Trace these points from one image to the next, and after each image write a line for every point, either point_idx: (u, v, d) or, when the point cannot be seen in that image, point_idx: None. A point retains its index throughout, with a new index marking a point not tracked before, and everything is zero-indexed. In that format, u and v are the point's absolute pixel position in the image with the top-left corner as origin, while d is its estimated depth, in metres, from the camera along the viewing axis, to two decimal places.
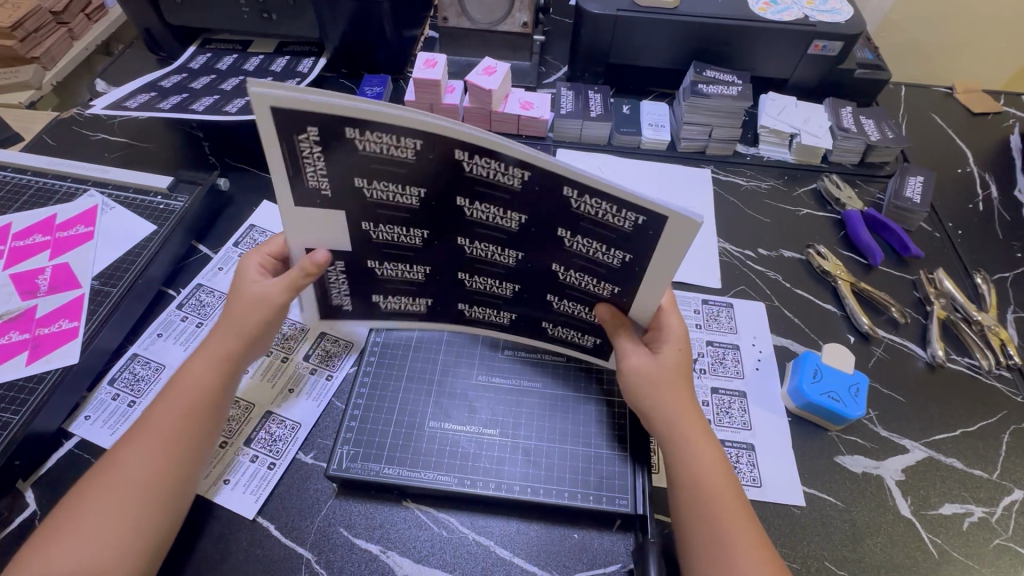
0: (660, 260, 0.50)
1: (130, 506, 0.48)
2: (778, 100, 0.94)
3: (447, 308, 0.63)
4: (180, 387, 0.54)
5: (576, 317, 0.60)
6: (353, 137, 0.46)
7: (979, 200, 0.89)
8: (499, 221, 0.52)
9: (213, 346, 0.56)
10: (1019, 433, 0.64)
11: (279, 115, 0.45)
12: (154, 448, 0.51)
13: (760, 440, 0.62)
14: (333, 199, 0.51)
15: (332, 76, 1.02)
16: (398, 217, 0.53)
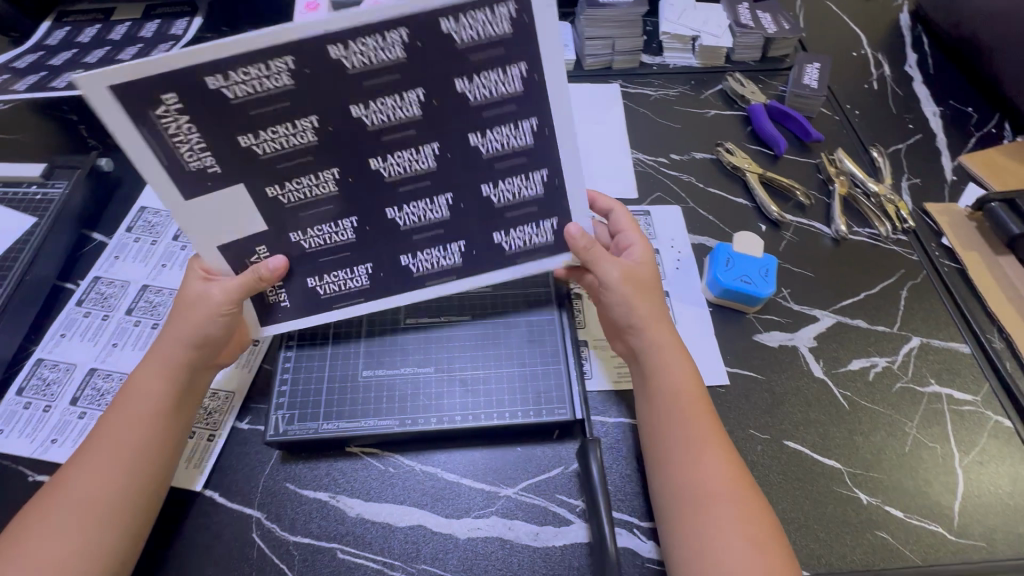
0: (556, 79, 0.48)
1: (74, 525, 0.46)
2: (676, 4, 0.93)
3: (391, 270, 0.56)
4: (128, 399, 0.52)
5: (522, 215, 0.54)
6: (219, 83, 0.43)
7: (874, 79, 0.92)
8: (401, 111, 0.47)
9: (156, 354, 0.53)
10: (916, 288, 0.70)
11: (125, 94, 0.42)
12: (97, 460, 0.49)
13: (685, 332, 0.65)
14: (224, 171, 0.47)
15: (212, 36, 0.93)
16: (302, 165, 0.48)
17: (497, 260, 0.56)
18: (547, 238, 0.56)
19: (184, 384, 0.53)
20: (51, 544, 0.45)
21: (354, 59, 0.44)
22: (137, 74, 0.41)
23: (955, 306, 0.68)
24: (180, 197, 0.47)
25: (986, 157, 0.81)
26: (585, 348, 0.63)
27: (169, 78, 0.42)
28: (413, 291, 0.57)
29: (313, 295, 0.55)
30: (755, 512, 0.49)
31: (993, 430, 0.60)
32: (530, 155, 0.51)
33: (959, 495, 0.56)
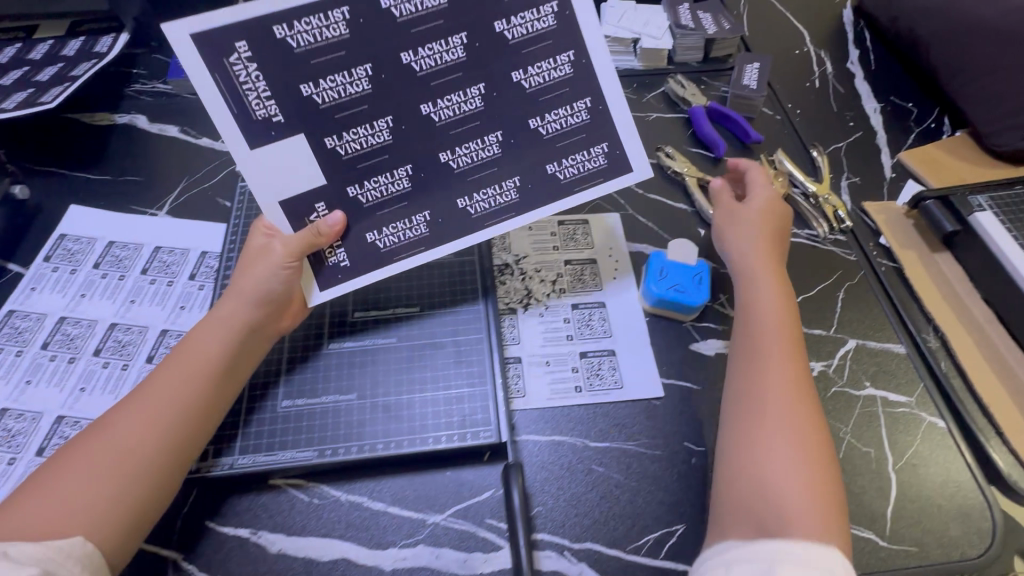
0: (597, 49, 0.56)
1: (106, 470, 0.47)
2: (616, 6, 0.92)
3: (449, 215, 0.59)
4: (189, 349, 0.53)
5: (572, 144, 0.59)
6: (284, 34, 0.49)
7: (815, 77, 0.92)
8: (443, 57, 0.53)
9: (220, 314, 0.55)
10: (853, 289, 0.69)
11: (202, 42, 0.48)
12: (138, 411, 0.50)
13: (620, 344, 0.64)
14: (287, 124, 0.52)
15: (143, 53, 0.91)
16: (358, 114, 0.53)
17: (547, 193, 0.61)
18: (600, 163, 0.61)
19: (245, 344, 0.55)
20: (82, 483, 0.46)
21: (399, 6, 0.50)
22: (224, 24, 0.48)
23: (891, 307, 0.68)
24: (246, 145, 0.51)
25: (924, 154, 0.81)
26: (517, 364, 0.62)
27: (241, 27, 0.48)
28: (473, 232, 0.60)
29: (372, 248, 0.58)
30: (818, 465, 0.49)
31: (925, 431, 0.60)
32: (571, 84, 0.57)
33: (891, 500, 0.56)
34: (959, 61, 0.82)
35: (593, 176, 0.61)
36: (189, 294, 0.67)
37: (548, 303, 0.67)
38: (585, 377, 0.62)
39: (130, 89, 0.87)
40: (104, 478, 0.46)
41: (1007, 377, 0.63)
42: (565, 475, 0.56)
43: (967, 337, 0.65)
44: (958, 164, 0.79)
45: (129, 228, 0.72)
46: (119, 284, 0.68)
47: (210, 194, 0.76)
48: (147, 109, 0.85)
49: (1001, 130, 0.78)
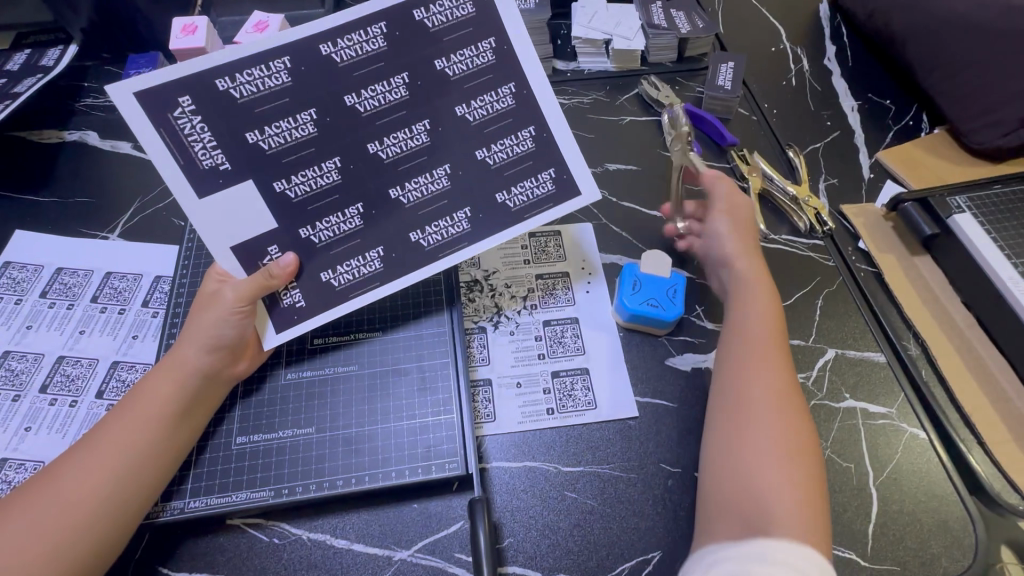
0: (536, 77, 0.56)
1: (50, 523, 0.44)
2: (587, 6, 0.89)
3: (404, 251, 0.56)
4: (140, 396, 0.50)
5: (522, 174, 0.58)
6: (227, 86, 0.48)
7: (792, 75, 0.89)
8: (387, 95, 0.52)
9: (172, 359, 0.52)
10: (831, 296, 0.68)
11: (146, 99, 0.47)
12: (89, 459, 0.47)
13: (594, 362, 0.62)
14: (235, 171, 0.50)
15: (94, 65, 0.88)
16: (304, 157, 0.52)
17: (504, 220, 0.58)
18: (550, 187, 0.59)
19: (197, 390, 0.51)
20: (40, 528, 0.44)
21: (340, 51, 0.51)
22: (162, 82, 0.47)
23: (872, 314, 0.66)
24: (194, 193, 0.50)
25: (903, 152, 0.79)
26: (486, 387, 0.60)
27: (182, 82, 0.48)
28: (430, 265, 0.57)
29: (328, 288, 0.55)
30: (798, 432, 0.50)
31: (907, 443, 0.58)
32: (517, 115, 0.56)
33: (873, 518, 0.54)
34: (936, 56, 0.80)
35: (546, 202, 0.59)
36: (141, 322, 0.64)
37: (518, 321, 0.64)
38: (558, 398, 0.60)
39: (80, 103, 0.83)
40: (62, 526, 0.44)
41: (991, 385, 0.61)
42: (538, 503, 0.54)
43: (949, 344, 0.64)
44: (937, 164, 0.77)
45: (79, 253, 0.69)
46: (67, 314, 0.64)
47: (165, 214, 0.72)
48: (98, 125, 0.81)
49: (978, 127, 0.76)
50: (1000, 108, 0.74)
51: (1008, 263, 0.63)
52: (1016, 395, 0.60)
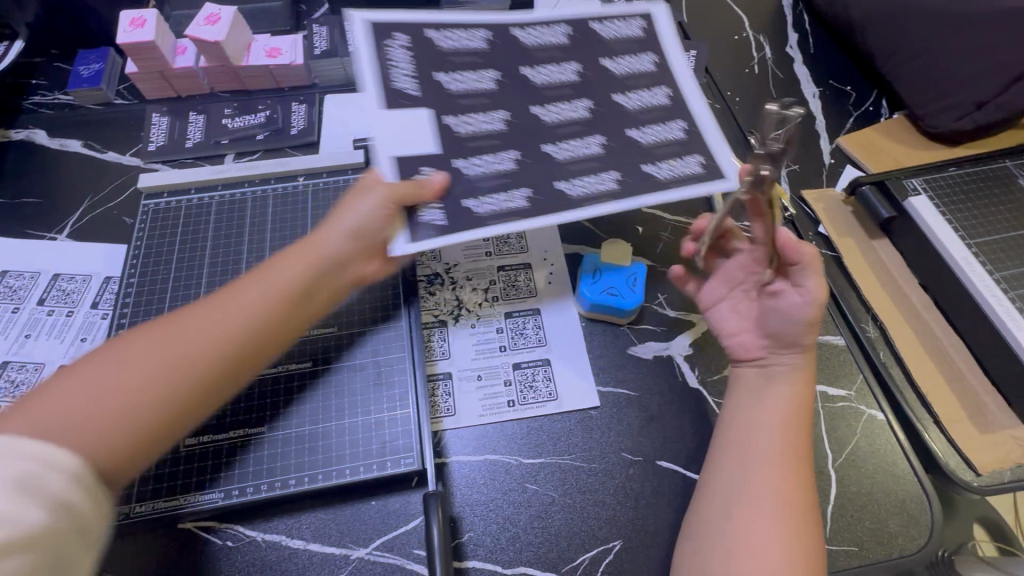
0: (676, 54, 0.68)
1: (161, 373, 0.43)
2: None
3: (547, 193, 0.57)
4: (275, 268, 0.50)
5: (654, 116, 0.63)
6: (434, 36, 0.64)
7: (754, 63, 0.90)
8: (555, 69, 0.65)
9: (306, 246, 0.52)
10: None
11: (371, 25, 0.63)
12: (223, 313, 0.47)
13: (555, 353, 0.62)
14: (421, 100, 0.59)
15: (42, 61, 0.84)
16: (479, 105, 0.61)
17: (637, 149, 0.60)
18: (698, 169, 0.59)
19: (296, 292, 0.50)
20: (89, 402, 0.40)
21: (444, 40, 0.64)
22: (387, 21, 0.64)
23: (831, 298, 0.67)
24: (380, 102, 0.58)
25: (863, 138, 0.79)
26: (445, 381, 0.59)
27: (400, 23, 0.63)
28: (578, 211, 0.56)
29: (467, 213, 0.55)
30: (798, 534, 0.45)
31: (865, 424, 0.59)
32: (654, 77, 0.66)
33: (831, 499, 0.55)
34: (892, 42, 0.81)
35: (682, 148, 0.61)
36: (90, 324, 0.62)
37: (478, 313, 0.64)
38: (519, 390, 0.59)
39: (28, 101, 0.81)
40: (109, 411, 0.40)
41: (948, 364, 0.61)
42: (498, 496, 0.54)
43: (907, 326, 0.64)
44: (896, 148, 0.78)
45: (25, 255, 0.67)
46: (12, 317, 0.62)
47: (115, 213, 0.70)
48: (47, 123, 0.79)
49: (934, 112, 0.77)
50: (954, 92, 0.75)
51: (962, 244, 0.64)
52: (971, 374, 0.61)
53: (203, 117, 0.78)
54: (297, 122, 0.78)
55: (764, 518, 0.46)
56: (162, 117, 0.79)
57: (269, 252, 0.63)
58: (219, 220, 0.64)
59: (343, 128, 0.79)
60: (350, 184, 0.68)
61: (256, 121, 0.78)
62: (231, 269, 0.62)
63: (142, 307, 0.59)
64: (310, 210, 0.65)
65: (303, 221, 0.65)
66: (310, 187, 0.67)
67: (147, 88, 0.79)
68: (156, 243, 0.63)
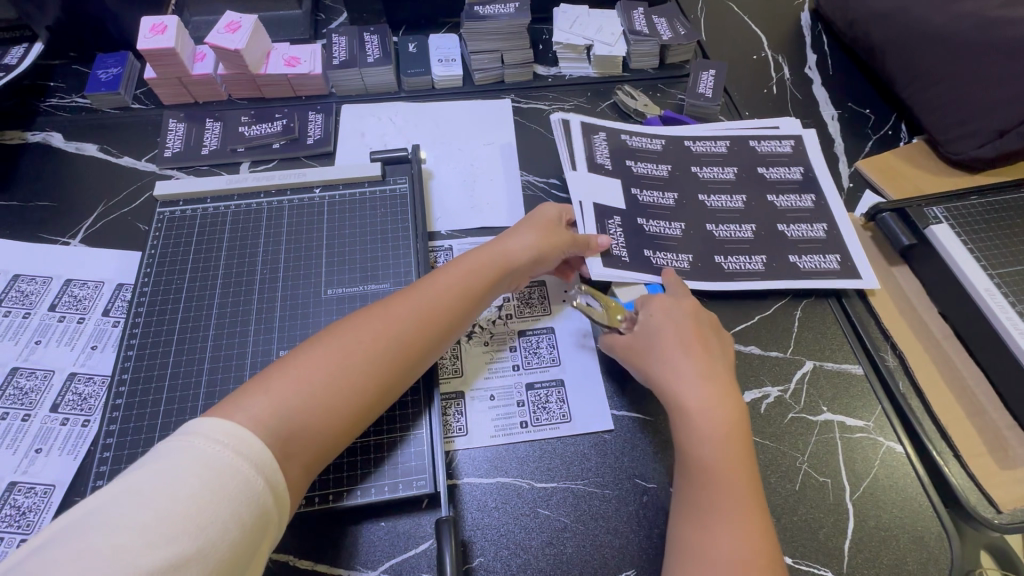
0: (812, 147, 0.78)
1: (350, 368, 0.47)
2: (570, 11, 0.88)
3: (707, 265, 0.67)
4: (449, 275, 0.56)
5: (792, 204, 0.72)
6: (626, 138, 0.76)
7: (773, 84, 0.89)
8: (770, 169, 0.75)
9: (485, 254, 0.58)
10: (809, 307, 0.67)
11: (584, 127, 0.76)
12: (417, 312, 0.52)
13: (569, 374, 0.61)
14: (613, 171, 0.72)
15: (61, 64, 0.85)
16: (714, 172, 0.74)
17: (783, 237, 0.70)
18: (834, 266, 0.68)
19: (465, 303, 0.55)
20: (301, 392, 0.44)
21: (632, 141, 0.76)
22: (596, 124, 0.77)
23: (849, 324, 0.66)
24: (588, 170, 0.72)
25: (881, 162, 0.79)
26: (459, 400, 0.59)
27: (608, 128, 0.76)
28: (725, 283, 0.66)
29: (648, 262, 0.66)
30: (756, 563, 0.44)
31: (884, 457, 0.58)
32: (790, 158, 0.77)
33: (849, 534, 0.53)
34: (911, 67, 0.81)
35: (815, 220, 0.71)
36: (101, 331, 0.62)
37: (491, 330, 0.63)
38: (532, 411, 0.58)
39: (46, 103, 0.81)
40: (308, 396, 0.45)
41: (968, 398, 0.60)
42: (509, 520, 0.53)
43: (927, 356, 0.63)
44: (915, 174, 0.77)
45: (39, 260, 0.66)
46: (23, 323, 0.62)
47: (129, 219, 0.70)
48: (62, 126, 0.79)
49: (955, 139, 0.76)
50: (976, 119, 0.74)
51: (985, 275, 0.63)
52: (992, 408, 0.59)
53: (220, 124, 0.78)
54: (314, 131, 0.78)
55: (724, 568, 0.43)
56: (179, 122, 0.79)
57: (284, 263, 0.62)
58: (234, 230, 0.64)
59: (359, 138, 0.79)
60: (366, 196, 0.67)
61: (274, 130, 0.78)
62: (245, 280, 0.61)
63: (154, 316, 0.59)
64: (325, 224, 0.65)
65: (319, 234, 0.64)
66: (326, 200, 0.67)
67: (164, 93, 0.80)
68: (171, 252, 0.63)
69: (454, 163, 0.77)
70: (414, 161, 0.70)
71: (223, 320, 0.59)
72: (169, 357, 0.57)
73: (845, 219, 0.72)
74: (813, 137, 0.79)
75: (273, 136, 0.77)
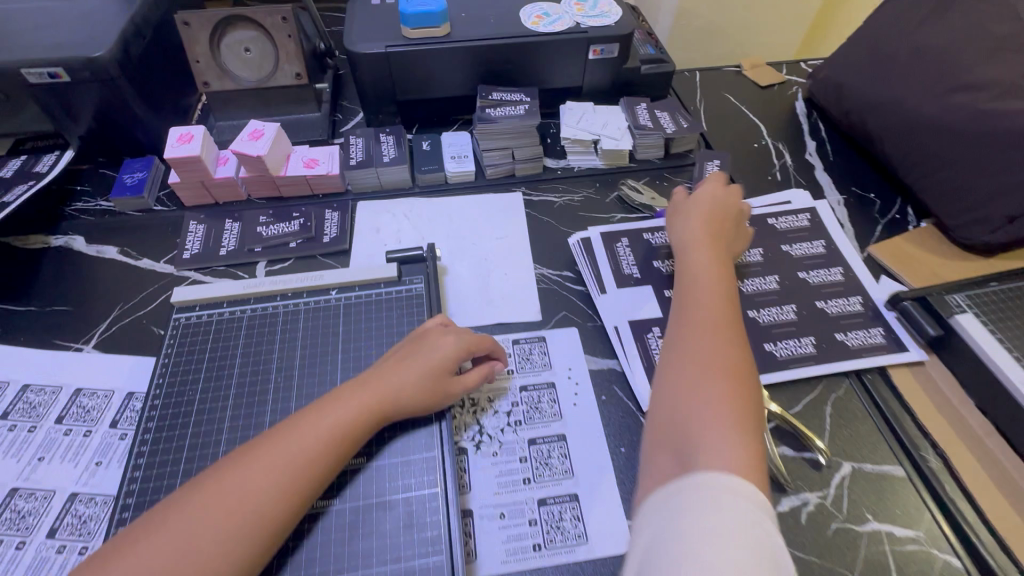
0: (829, 223, 0.79)
1: (222, 530, 0.43)
2: (576, 108, 0.92)
3: (760, 355, 0.66)
4: (313, 418, 0.50)
5: (824, 278, 0.73)
6: (649, 238, 0.79)
7: (776, 170, 0.92)
8: (796, 246, 0.76)
9: (365, 390, 0.53)
10: (840, 402, 0.64)
11: (607, 236, 0.79)
12: (274, 466, 0.46)
13: (584, 487, 0.58)
14: (642, 278, 0.74)
15: (88, 168, 0.89)
16: (741, 255, 0.75)
17: (823, 316, 0.69)
18: (881, 340, 0.67)
19: (340, 442, 0.50)
20: (174, 565, 0.41)
21: (656, 240, 0.78)
22: (617, 230, 0.79)
23: (884, 420, 0.63)
24: (615, 283, 0.73)
25: (894, 248, 0.79)
26: (468, 520, 0.55)
27: (628, 231, 0.79)
28: (781, 372, 0.65)
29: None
30: (760, 474, 0.42)
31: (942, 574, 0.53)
32: (810, 232, 0.78)
33: None
34: (914, 154, 0.83)
35: (850, 291, 0.72)
36: (108, 446, 0.59)
37: (499, 440, 0.60)
38: (544, 531, 0.55)
39: (72, 207, 0.83)
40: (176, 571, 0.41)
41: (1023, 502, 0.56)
42: None
43: (970, 455, 0.60)
44: (929, 259, 0.77)
45: (49, 368, 0.65)
46: (27, 438, 0.60)
47: (144, 322, 0.70)
48: (85, 229, 0.81)
49: (965, 223, 0.77)
50: (985, 205, 0.75)
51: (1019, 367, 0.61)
52: None
53: (239, 224, 0.80)
54: (330, 230, 0.80)
55: (717, 422, 0.45)
56: (199, 224, 0.81)
57: (299, 370, 0.61)
58: (249, 334, 0.63)
59: (374, 235, 0.80)
60: (382, 297, 0.67)
61: (291, 229, 0.79)
62: (258, 390, 0.59)
63: (163, 432, 0.57)
64: (341, 326, 0.64)
65: (333, 337, 0.63)
66: (341, 301, 0.67)
67: (186, 196, 0.82)
68: (184, 360, 0.62)
69: (466, 257, 0.78)
70: (429, 260, 0.71)
71: (234, 435, 0.56)
72: (177, 476, 0.54)
73: (879, 292, 0.72)
74: (829, 212, 0.81)
75: (291, 235, 0.78)
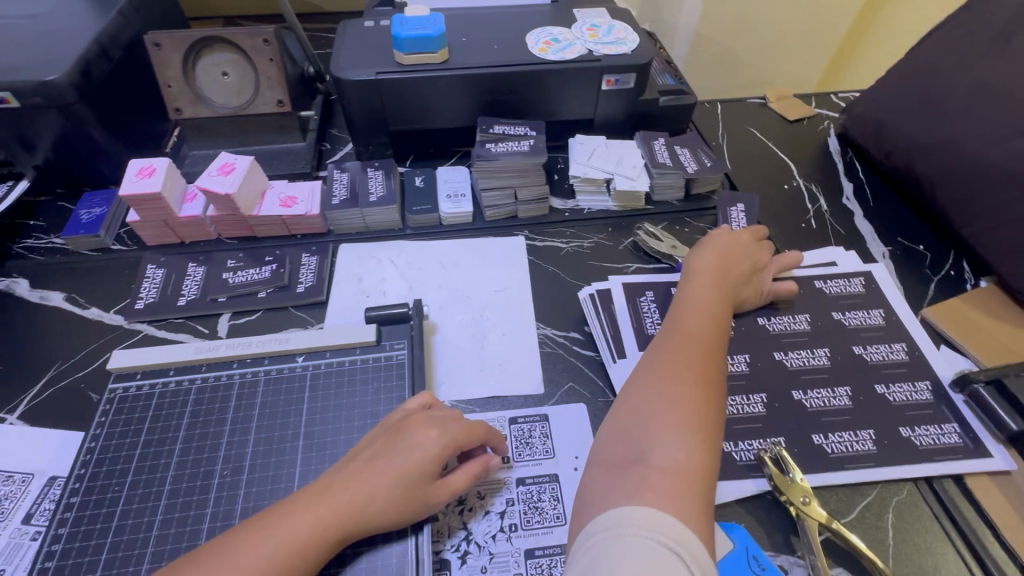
0: (888, 289, 0.69)
1: None
2: (586, 143, 0.83)
3: (806, 448, 0.55)
4: (256, 537, 0.39)
5: (884, 356, 0.62)
6: (678, 291, 0.69)
7: (810, 216, 0.82)
8: (852, 317, 0.66)
9: (326, 500, 0.42)
10: (903, 509, 0.53)
11: (629, 287, 0.69)
12: None
13: None
14: None
15: (47, 201, 0.80)
16: (785, 323, 0.65)
17: (884, 406, 0.58)
18: (957, 440, 0.56)
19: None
20: None
21: None
22: (642, 282, 0.70)
23: (959, 534, 0.52)
24: (638, 346, 0.63)
25: (953, 312, 0.68)
26: None
27: (653, 283, 0.70)
28: (831, 472, 0.54)
29: (730, 461, 0.54)
30: (689, 503, 0.40)
31: None
32: (866, 299, 0.68)
33: None
34: (972, 203, 0.73)
35: (916, 375, 0.61)
36: (15, 548, 0.49)
37: (491, 551, 0.50)
38: None
39: (22, 245, 0.75)
40: None
41: None
42: None
43: None
44: (994, 326, 0.66)
45: None
46: None
47: (81, 386, 0.60)
48: (32, 271, 0.72)
49: None
50: None
51: None
52: None
53: (203, 269, 0.71)
54: (305, 278, 0.70)
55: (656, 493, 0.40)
56: (158, 268, 0.71)
57: (250, 460, 0.50)
58: (196, 411, 0.53)
59: (355, 284, 0.71)
60: (357, 367, 0.57)
61: (262, 276, 0.70)
62: (199, 486, 0.49)
63: (78, 540, 0.46)
64: (307, 401, 0.54)
65: (295, 416, 0.53)
66: (309, 370, 0.57)
67: (148, 235, 0.73)
68: (116, 442, 0.51)
69: (459, 314, 0.68)
70: (414, 320, 0.61)
71: (163, 548, 0.45)
72: None
73: (945, 370, 0.62)
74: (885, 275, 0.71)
75: (261, 284, 0.69)
